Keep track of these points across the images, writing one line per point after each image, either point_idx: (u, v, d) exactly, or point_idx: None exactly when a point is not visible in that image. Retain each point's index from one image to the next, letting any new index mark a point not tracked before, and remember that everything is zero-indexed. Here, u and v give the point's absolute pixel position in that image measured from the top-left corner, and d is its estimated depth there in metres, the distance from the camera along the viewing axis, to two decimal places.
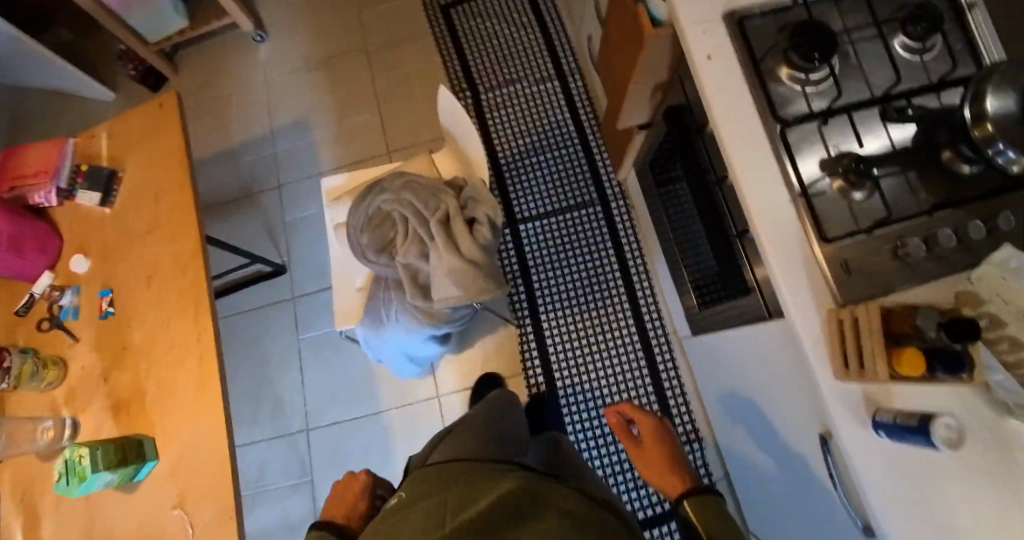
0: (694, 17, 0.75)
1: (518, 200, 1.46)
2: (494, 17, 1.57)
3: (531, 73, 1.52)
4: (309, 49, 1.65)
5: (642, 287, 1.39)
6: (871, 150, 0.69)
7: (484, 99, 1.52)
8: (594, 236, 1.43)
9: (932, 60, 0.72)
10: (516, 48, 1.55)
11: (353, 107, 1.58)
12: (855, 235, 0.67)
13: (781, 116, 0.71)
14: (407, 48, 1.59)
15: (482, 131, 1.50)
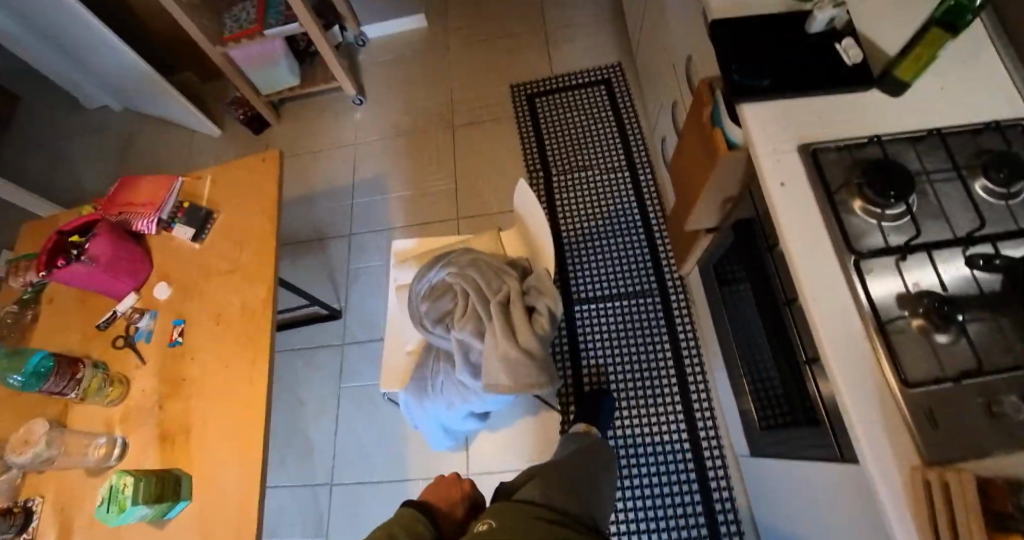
0: (772, 143, 0.81)
1: (576, 281, 1.46)
2: (574, 107, 1.66)
3: (603, 161, 1.57)
4: (399, 116, 1.79)
5: (697, 389, 1.31)
6: (955, 290, 0.70)
7: (555, 180, 1.58)
8: (650, 328, 1.39)
9: (1017, 206, 0.74)
10: (591, 136, 1.61)
11: (431, 172, 1.67)
12: (939, 383, 0.65)
13: (856, 247, 0.73)
14: (488, 126, 1.70)
15: (549, 211, 1.54)
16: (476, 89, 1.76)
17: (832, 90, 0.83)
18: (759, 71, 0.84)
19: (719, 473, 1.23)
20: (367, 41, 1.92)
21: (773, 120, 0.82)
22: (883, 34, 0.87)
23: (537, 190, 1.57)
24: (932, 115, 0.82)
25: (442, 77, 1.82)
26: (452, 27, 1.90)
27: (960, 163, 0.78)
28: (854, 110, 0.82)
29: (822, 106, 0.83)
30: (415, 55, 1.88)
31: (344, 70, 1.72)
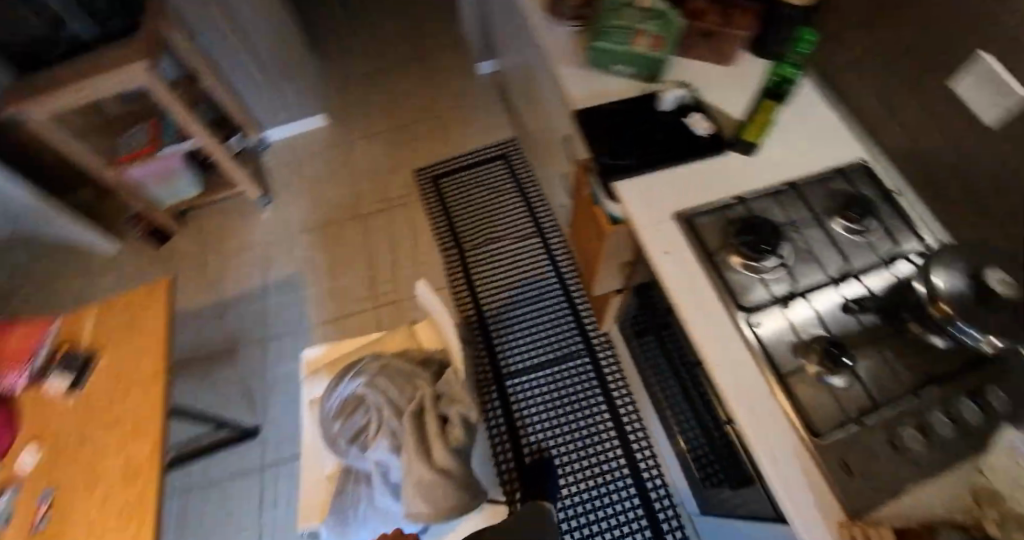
0: (649, 217, 0.89)
1: (504, 355, 1.44)
2: (479, 183, 1.71)
3: (513, 230, 1.61)
4: (309, 211, 1.76)
5: (639, 444, 1.30)
6: (838, 330, 0.79)
7: (469, 255, 1.58)
8: (583, 389, 1.37)
9: (875, 240, 0.87)
10: (498, 208, 1.65)
11: (346, 265, 1.64)
12: (845, 426, 0.71)
13: (744, 305, 0.80)
14: (399, 211, 1.70)
15: (468, 286, 1.54)
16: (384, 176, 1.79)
17: (692, 160, 0.92)
18: (624, 151, 0.93)
19: (676, 532, 1.20)
20: (269, 143, 1.94)
21: (649, 195, 0.90)
22: (728, 102, 0.99)
23: (454, 267, 1.57)
24: (787, 170, 0.94)
25: (346, 167, 1.84)
26: (354, 121, 1.95)
27: (819, 210, 0.90)
28: (718, 174, 0.92)
29: (690, 174, 0.92)
30: (320, 151, 1.90)
31: (248, 176, 1.71)
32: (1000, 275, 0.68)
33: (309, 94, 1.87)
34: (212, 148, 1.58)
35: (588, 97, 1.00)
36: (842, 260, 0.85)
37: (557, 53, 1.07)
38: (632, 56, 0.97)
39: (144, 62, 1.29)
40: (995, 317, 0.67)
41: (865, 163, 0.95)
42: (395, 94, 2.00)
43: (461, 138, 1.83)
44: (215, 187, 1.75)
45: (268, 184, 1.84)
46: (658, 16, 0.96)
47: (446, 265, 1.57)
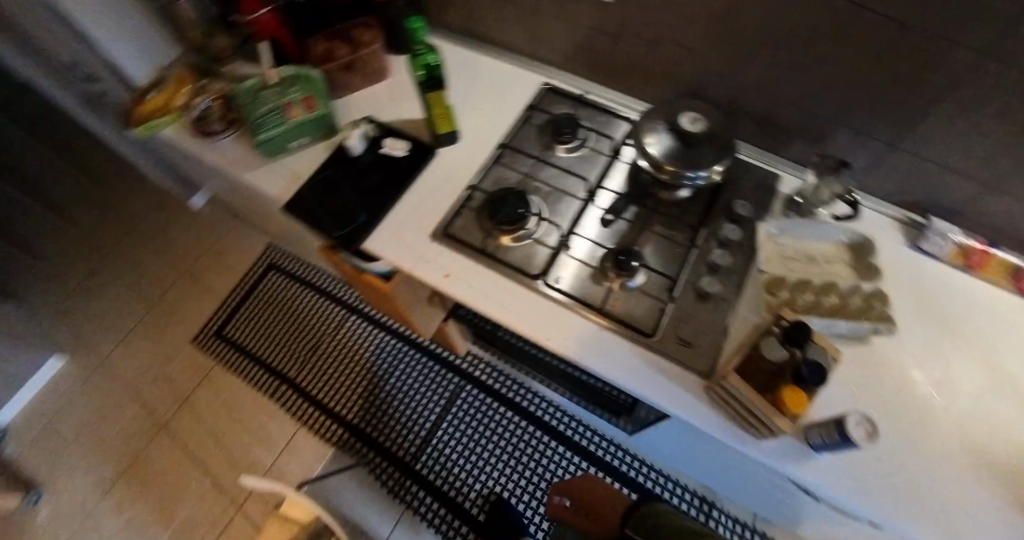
0: (412, 257, 0.85)
1: (397, 443, 1.31)
2: (265, 307, 1.54)
3: (329, 326, 1.48)
4: (95, 467, 1.37)
5: (560, 420, 1.31)
6: (613, 239, 0.85)
7: (304, 380, 1.43)
8: (485, 414, 1.32)
9: (594, 142, 0.95)
10: (301, 316, 1.51)
11: (181, 492, 1.34)
12: (665, 310, 0.79)
13: (535, 272, 0.83)
14: (201, 393, 1.45)
15: (321, 410, 1.39)
16: (162, 367, 1.49)
17: (416, 179, 0.91)
18: (349, 211, 0.88)
19: (631, 461, 1.26)
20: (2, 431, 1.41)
21: (399, 236, 0.87)
22: (409, 111, 1.00)
23: (296, 403, 1.40)
24: (497, 130, 0.97)
25: (112, 389, 1.46)
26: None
27: (542, 146, 0.94)
28: (444, 175, 0.92)
29: (421, 192, 0.91)
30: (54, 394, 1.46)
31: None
32: (689, 115, 0.84)
33: (28, 339, 1.43)
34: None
35: (288, 186, 0.93)
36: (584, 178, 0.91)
37: (230, 164, 0.97)
38: (300, 126, 0.93)
39: None
40: (702, 152, 0.83)
41: (549, 85, 1.01)
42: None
43: (216, 278, 1.61)
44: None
45: (30, 475, 1.36)
46: (293, 80, 0.98)
47: (287, 407, 1.40)
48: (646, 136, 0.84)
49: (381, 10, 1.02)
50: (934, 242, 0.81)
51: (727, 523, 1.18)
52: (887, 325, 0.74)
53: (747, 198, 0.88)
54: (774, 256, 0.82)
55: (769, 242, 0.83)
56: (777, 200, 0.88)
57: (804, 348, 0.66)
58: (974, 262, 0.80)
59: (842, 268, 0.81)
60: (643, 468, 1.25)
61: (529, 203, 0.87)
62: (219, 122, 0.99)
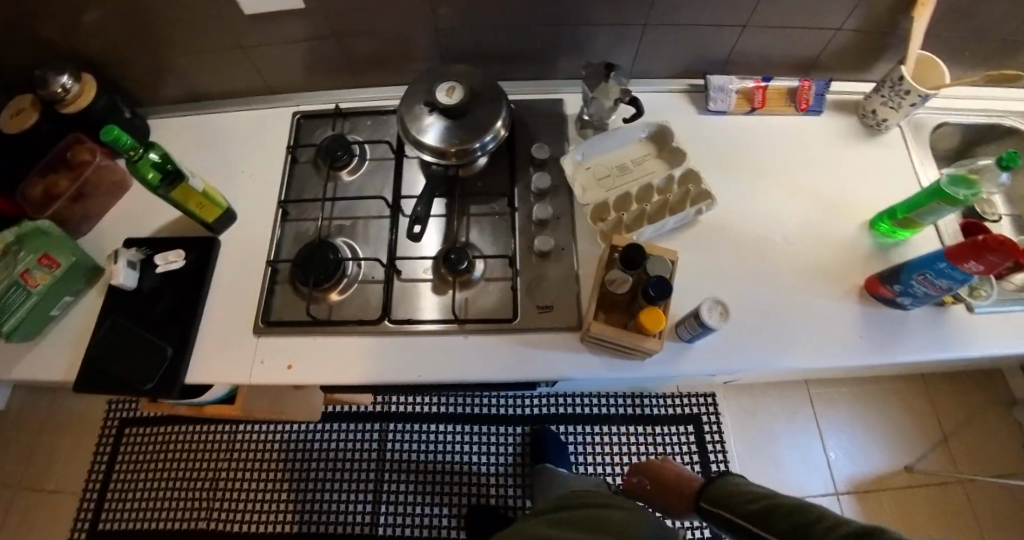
0: (246, 364, 0.76)
1: (350, 518, 1.18)
2: (121, 473, 1.25)
3: (209, 448, 1.26)
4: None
5: (490, 403, 1.26)
6: (438, 241, 0.79)
7: (210, 520, 1.20)
8: (419, 440, 1.23)
9: (373, 151, 0.87)
10: (171, 456, 1.26)
11: None
12: (515, 286, 0.75)
13: (376, 315, 0.76)
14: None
15: (250, 539, 1.18)
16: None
17: (211, 281, 0.81)
18: (150, 356, 0.75)
19: (569, 401, 1.26)
20: None
21: (223, 352, 0.77)
22: (173, 215, 0.88)
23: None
24: (272, 187, 0.87)
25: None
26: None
27: (326, 178, 0.85)
28: (241, 264, 0.82)
29: (225, 291, 0.81)
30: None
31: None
32: (442, 87, 0.77)
33: None
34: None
35: (75, 360, 0.79)
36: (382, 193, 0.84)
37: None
38: (54, 289, 0.78)
39: None
40: (476, 117, 0.78)
41: (301, 113, 0.92)
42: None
43: (53, 477, 1.25)
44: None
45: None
46: (17, 243, 0.78)
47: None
48: (416, 131, 0.76)
49: (82, 126, 0.87)
50: (719, 99, 0.82)
51: (658, 403, 1.27)
52: (706, 201, 0.73)
53: (544, 137, 0.85)
54: (591, 182, 0.79)
55: (581, 171, 0.80)
56: (572, 124, 0.86)
57: (643, 265, 0.64)
58: (758, 102, 0.81)
59: (651, 163, 0.81)
60: (581, 400, 1.27)
61: (338, 248, 0.79)
62: None
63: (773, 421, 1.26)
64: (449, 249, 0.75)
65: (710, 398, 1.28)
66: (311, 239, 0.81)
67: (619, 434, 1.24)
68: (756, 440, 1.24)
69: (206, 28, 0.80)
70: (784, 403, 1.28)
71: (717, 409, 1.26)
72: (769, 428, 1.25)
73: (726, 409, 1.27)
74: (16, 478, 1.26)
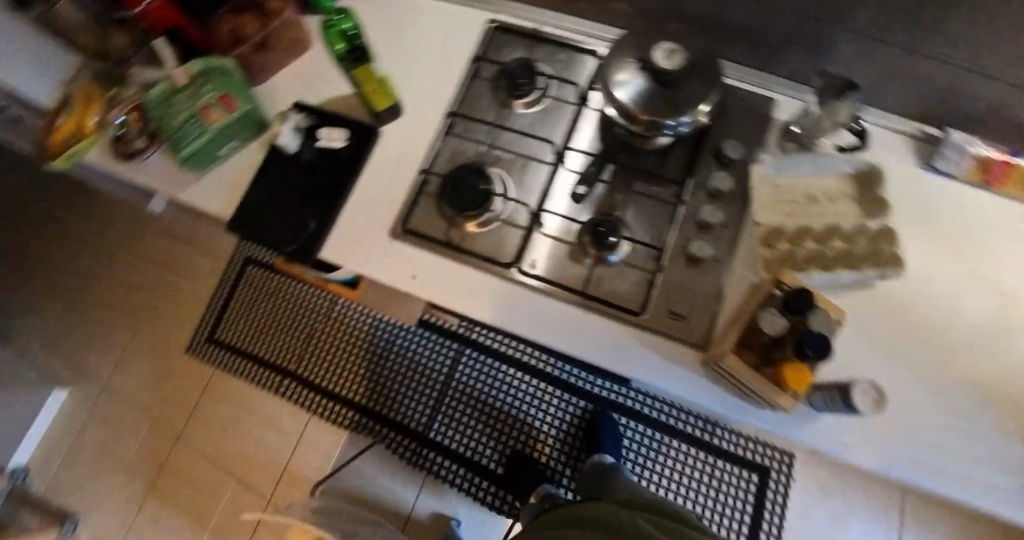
0: (372, 261, 0.79)
1: (405, 417, 1.27)
2: (235, 299, 1.42)
3: (307, 309, 1.39)
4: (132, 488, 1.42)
5: (565, 369, 1.25)
6: (591, 207, 0.78)
7: (294, 368, 1.36)
8: (488, 376, 1.26)
9: (557, 90, 0.84)
10: (276, 303, 1.40)
11: None
12: (653, 281, 0.72)
13: (509, 260, 0.76)
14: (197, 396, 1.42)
15: (320, 396, 1.33)
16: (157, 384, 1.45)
17: (364, 168, 0.83)
18: (296, 224, 0.81)
19: (641, 398, 1.24)
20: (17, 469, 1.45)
21: (358, 243, 0.80)
22: (343, 90, 0.88)
23: (294, 392, 1.35)
24: (444, 93, 0.85)
25: (118, 413, 1.44)
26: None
27: (501, 104, 0.83)
28: (391, 162, 0.83)
29: (372, 182, 0.82)
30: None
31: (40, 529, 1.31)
32: (665, 48, 0.73)
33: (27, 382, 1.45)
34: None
35: (232, 202, 0.87)
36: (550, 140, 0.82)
37: (168, 187, 0.91)
38: (223, 134, 0.84)
39: None
40: (683, 92, 0.73)
41: (497, 24, 0.87)
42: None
43: (183, 281, 1.50)
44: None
45: (62, 508, 1.39)
46: (202, 76, 0.83)
47: (285, 398, 1.36)
48: (616, 82, 0.74)
49: None
50: (950, 157, 0.71)
51: (730, 438, 1.22)
52: (897, 268, 0.65)
53: (739, 138, 0.80)
54: (770, 205, 0.74)
55: (764, 188, 0.75)
56: (773, 130, 0.80)
57: (806, 315, 0.58)
58: (996, 176, 0.70)
59: (845, 205, 0.73)
60: (654, 403, 1.24)
61: (492, 180, 0.78)
62: (138, 139, 0.91)
63: (848, 512, 1.32)
64: (601, 222, 0.73)
65: (786, 457, 1.23)
66: (469, 162, 0.81)
67: (676, 448, 1.22)
68: (823, 520, 1.31)
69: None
70: (869, 502, 1.33)
71: (789, 469, 1.22)
72: (842, 516, 1.31)
73: (806, 486, 1.34)
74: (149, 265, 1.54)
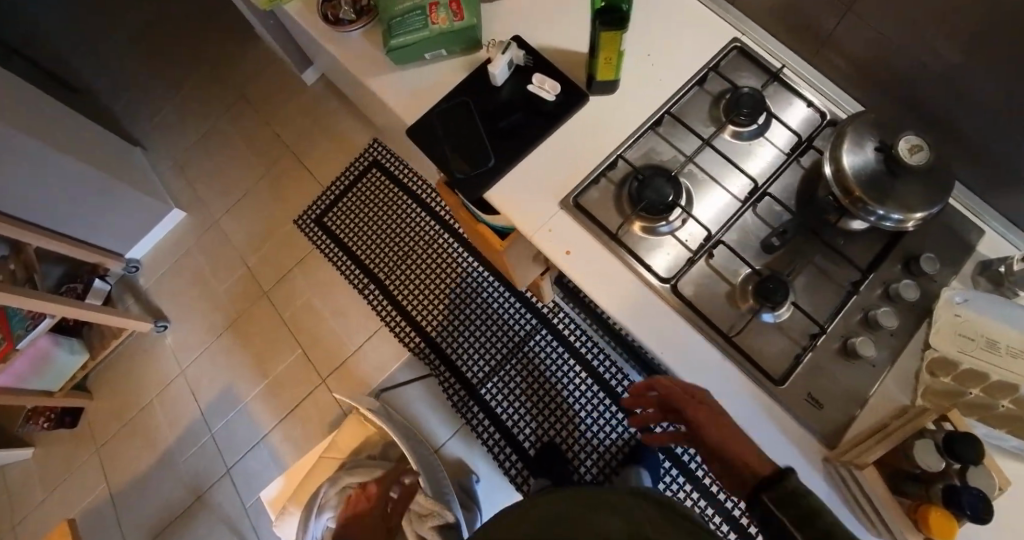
0: (536, 220, 0.79)
1: (467, 364, 1.41)
2: (368, 208, 1.64)
3: (419, 238, 1.56)
4: (210, 317, 1.60)
5: (622, 384, 1.32)
6: (762, 261, 0.76)
7: (389, 283, 1.53)
8: (550, 360, 1.37)
9: (773, 133, 0.81)
10: (397, 224, 1.60)
11: (272, 354, 1.52)
12: (799, 359, 0.70)
13: (665, 277, 0.74)
14: (299, 270, 1.62)
15: (402, 316, 1.49)
16: (264, 242, 1.67)
17: (559, 130, 0.82)
18: (477, 155, 0.81)
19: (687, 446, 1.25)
20: (139, 262, 1.71)
21: (527, 197, 0.80)
22: (562, 44, 0.87)
23: (380, 303, 1.52)
24: (663, 91, 0.83)
25: (224, 251, 1.68)
26: (211, 197, 1.76)
27: (713, 123, 0.82)
28: (586, 134, 0.81)
29: (561, 146, 0.81)
30: (193, 246, 1.71)
31: (133, 315, 1.47)
32: (909, 139, 0.68)
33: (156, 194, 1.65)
34: (13, 302, 1.17)
35: (417, 110, 0.88)
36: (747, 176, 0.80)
37: (362, 70, 0.91)
38: (440, 39, 0.82)
39: (22, 274, 1.36)
40: (908, 188, 0.69)
41: (740, 44, 0.85)
42: (242, 148, 1.79)
43: (320, 170, 1.72)
44: (101, 341, 1.46)
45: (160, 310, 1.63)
46: None
47: (370, 304, 1.52)
48: (846, 141, 0.70)
49: None
50: None
51: None
52: None
53: (933, 251, 0.75)
54: (946, 332, 0.68)
55: (944, 314, 0.69)
56: (971, 262, 0.76)
57: (966, 465, 0.56)
58: None
59: None
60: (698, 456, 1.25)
61: (681, 192, 0.76)
62: (349, 11, 0.92)
63: None
64: (768, 277, 0.70)
65: None
66: (658, 165, 0.80)
67: (705, 510, 1.20)
68: None
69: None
70: None
71: None
72: None
73: None
74: (296, 148, 1.75)
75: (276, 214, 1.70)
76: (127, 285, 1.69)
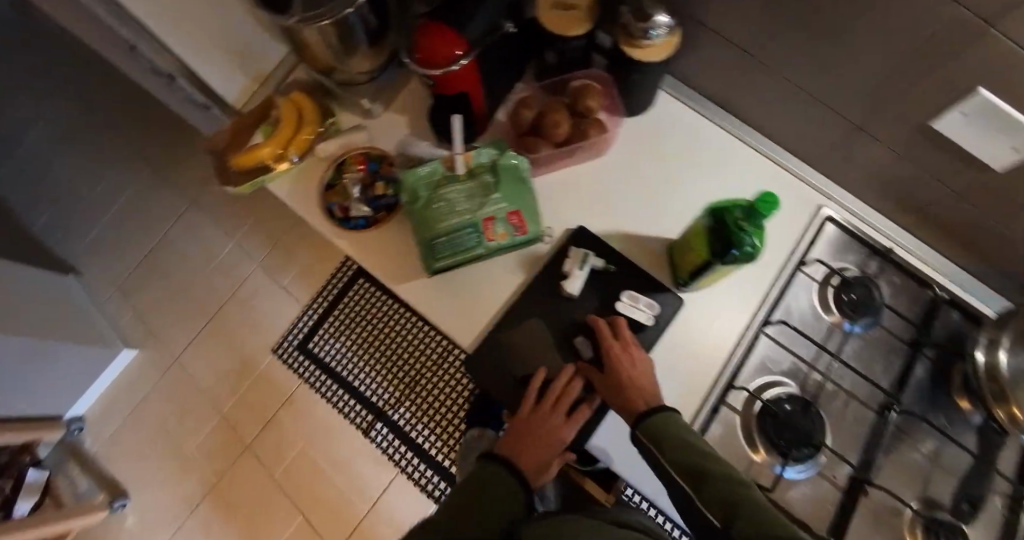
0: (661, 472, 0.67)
1: None
2: (358, 328, 1.42)
3: (427, 360, 1.37)
4: (184, 483, 1.38)
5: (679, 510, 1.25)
6: (912, 492, 0.68)
7: (397, 418, 1.35)
8: None
9: (889, 318, 0.74)
10: (398, 343, 1.39)
11: (265, 525, 1.33)
12: None
13: (824, 531, 0.65)
14: (289, 414, 1.40)
15: (420, 458, 1.32)
16: (240, 379, 1.44)
17: (658, 345, 0.69)
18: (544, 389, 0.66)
19: None
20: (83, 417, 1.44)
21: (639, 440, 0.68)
22: (633, 228, 0.74)
23: (391, 444, 1.34)
24: (762, 275, 0.73)
25: (191, 396, 1.44)
26: (166, 329, 1.49)
27: (824, 318, 0.73)
28: (692, 347, 0.70)
29: (668, 364, 0.69)
30: (151, 391, 1.45)
31: (68, 514, 1.24)
32: None
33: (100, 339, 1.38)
34: None
35: (467, 328, 0.71)
36: (872, 380, 0.72)
37: (388, 274, 0.74)
38: (496, 253, 0.67)
39: None
40: None
41: (832, 218, 0.76)
42: (199, 262, 1.53)
43: (298, 284, 1.49)
44: None
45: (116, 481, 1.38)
46: (491, 174, 0.67)
47: (380, 448, 1.35)
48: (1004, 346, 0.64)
49: (622, 71, 0.69)
50: None
51: None
52: None
53: None
54: None
55: None
56: None
57: None
58: None
59: None
60: None
61: (822, 425, 0.66)
62: (363, 205, 0.75)
63: None
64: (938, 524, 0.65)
65: None
66: (782, 379, 0.70)
67: None
68: None
69: (879, 70, 0.60)
70: None
71: None
72: None
73: None
74: (264, 261, 1.52)
75: (251, 344, 1.46)
76: (69, 450, 1.41)
